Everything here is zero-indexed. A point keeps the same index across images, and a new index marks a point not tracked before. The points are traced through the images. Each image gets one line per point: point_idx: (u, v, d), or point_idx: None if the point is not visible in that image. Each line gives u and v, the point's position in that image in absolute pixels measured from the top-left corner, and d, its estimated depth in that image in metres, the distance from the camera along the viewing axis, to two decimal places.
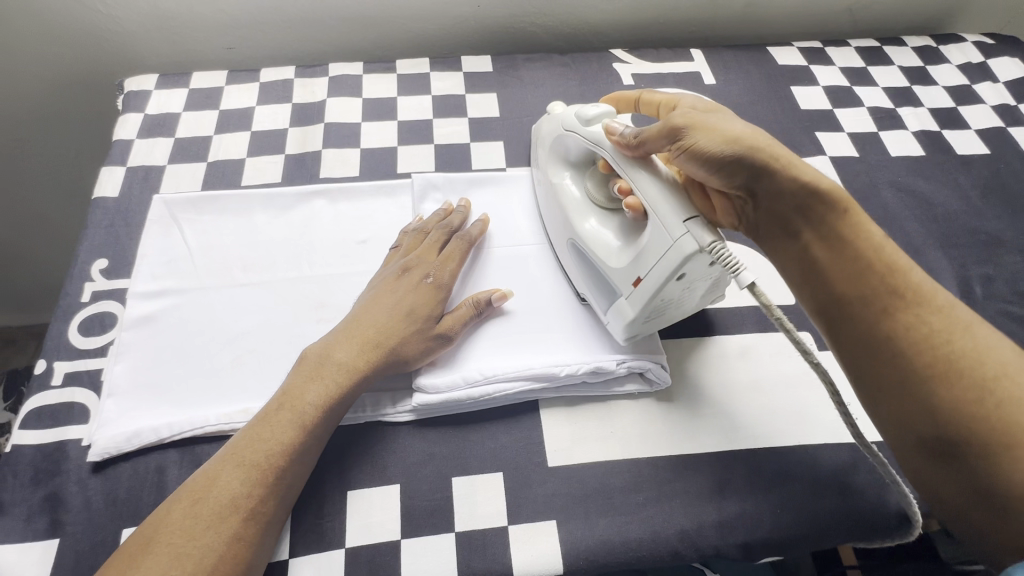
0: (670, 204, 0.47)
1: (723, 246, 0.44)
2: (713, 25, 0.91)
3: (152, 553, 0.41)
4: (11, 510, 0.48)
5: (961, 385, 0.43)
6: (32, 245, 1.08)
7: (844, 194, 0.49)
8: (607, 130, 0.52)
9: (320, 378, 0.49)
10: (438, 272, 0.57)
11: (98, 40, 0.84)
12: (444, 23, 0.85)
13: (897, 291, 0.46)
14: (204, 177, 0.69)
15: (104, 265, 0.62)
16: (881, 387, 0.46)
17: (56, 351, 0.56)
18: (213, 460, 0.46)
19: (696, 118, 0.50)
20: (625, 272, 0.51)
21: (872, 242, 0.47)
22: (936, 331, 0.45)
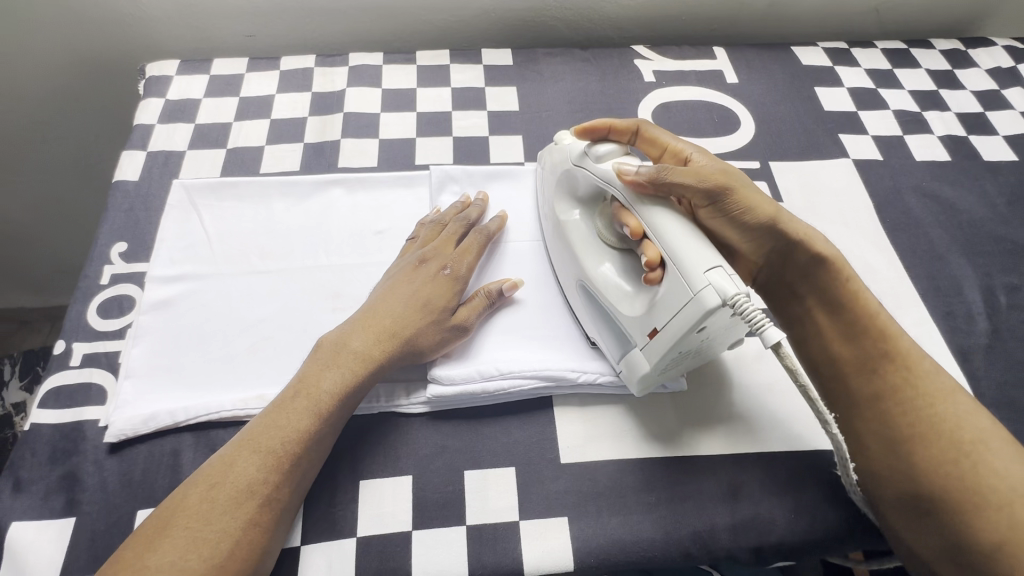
0: (696, 252, 0.44)
1: (747, 301, 0.41)
2: (737, 22, 0.90)
3: (171, 534, 0.41)
4: (29, 488, 0.48)
5: (936, 445, 0.44)
6: (50, 226, 1.10)
7: (842, 257, 0.51)
8: (618, 171, 0.50)
9: (336, 367, 0.49)
10: (456, 264, 0.57)
11: (119, 24, 0.84)
12: (465, 15, 0.84)
13: (887, 356, 0.48)
14: (223, 163, 0.69)
15: (123, 248, 0.62)
16: (860, 442, 0.47)
17: (75, 332, 0.56)
18: (228, 446, 0.46)
19: (728, 175, 0.50)
20: (639, 321, 0.48)
21: (871, 308, 0.49)
22: (917, 394, 0.46)
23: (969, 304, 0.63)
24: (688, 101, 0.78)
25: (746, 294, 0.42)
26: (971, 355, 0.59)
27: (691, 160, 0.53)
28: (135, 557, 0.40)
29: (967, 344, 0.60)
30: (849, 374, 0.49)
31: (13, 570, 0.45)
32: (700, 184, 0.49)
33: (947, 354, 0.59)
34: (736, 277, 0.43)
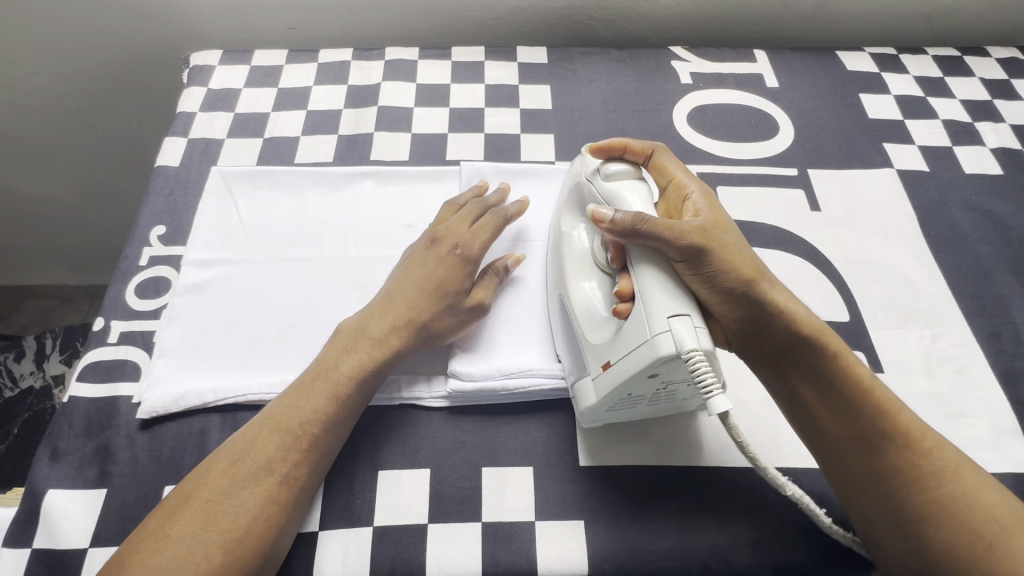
0: (667, 295, 0.43)
1: (702, 360, 0.41)
2: (779, 25, 0.87)
3: (191, 507, 0.42)
4: (65, 457, 0.50)
5: (953, 528, 0.42)
6: (95, 208, 1.15)
7: (825, 329, 0.49)
8: (595, 215, 0.47)
9: (355, 350, 0.50)
10: (468, 244, 0.56)
11: (168, 15, 0.87)
12: (503, 11, 0.84)
13: (886, 435, 0.45)
14: (260, 152, 0.70)
15: (161, 232, 0.64)
16: (869, 516, 0.45)
17: (114, 310, 0.58)
18: (250, 424, 0.47)
19: (712, 238, 0.46)
20: (596, 351, 0.48)
21: (862, 385, 0.47)
22: (926, 474, 0.44)
23: (1017, 325, 0.60)
24: (726, 104, 0.77)
25: (704, 352, 0.41)
26: (1018, 380, 0.56)
27: (688, 200, 0.51)
28: (158, 526, 0.42)
29: (1013, 367, 0.57)
30: (843, 449, 0.47)
31: (47, 535, 0.47)
32: (680, 241, 0.45)
33: (991, 377, 0.56)
34: (700, 330, 0.42)
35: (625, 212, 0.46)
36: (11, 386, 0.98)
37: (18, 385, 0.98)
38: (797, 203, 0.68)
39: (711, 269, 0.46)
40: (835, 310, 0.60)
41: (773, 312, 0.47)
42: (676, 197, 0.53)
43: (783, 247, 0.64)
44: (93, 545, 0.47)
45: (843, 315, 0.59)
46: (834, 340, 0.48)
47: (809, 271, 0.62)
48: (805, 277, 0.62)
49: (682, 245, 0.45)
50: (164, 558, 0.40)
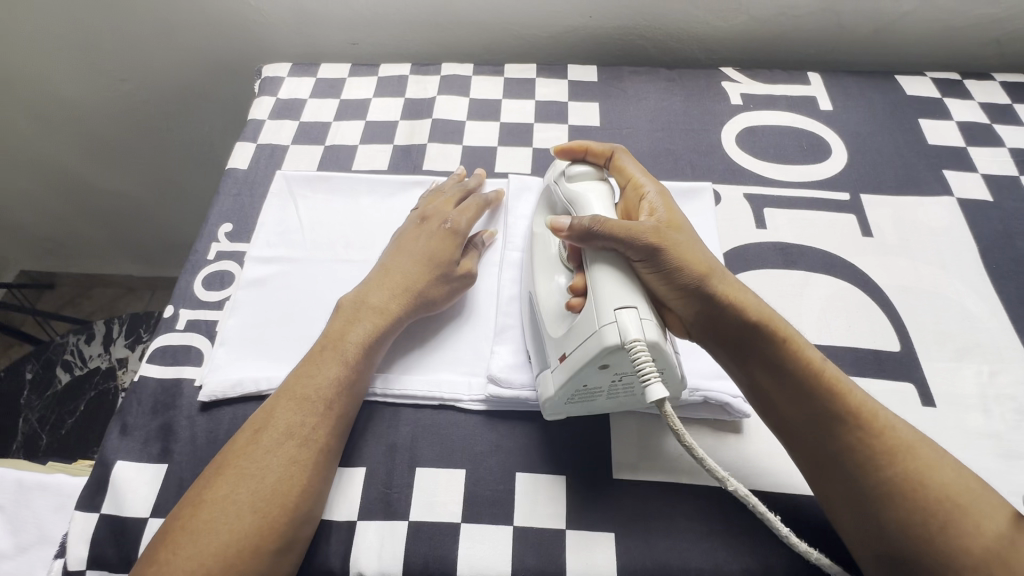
0: (617, 291, 0.46)
1: (643, 350, 0.43)
2: (835, 47, 0.86)
3: (226, 474, 0.45)
4: (133, 432, 0.55)
5: (907, 505, 0.42)
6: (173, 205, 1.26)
7: (770, 311, 0.49)
8: (552, 224, 0.51)
9: (358, 320, 0.55)
10: (456, 219, 0.62)
11: (245, 31, 0.94)
12: (556, 31, 0.87)
13: (839, 417, 0.45)
14: (321, 159, 0.75)
15: (228, 229, 0.69)
16: (830, 498, 0.45)
17: (183, 299, 0.63)
18: (270, 399, 0.51)
19: (664, 234, 0.49)
20: (556, 343, 0.50)
21: (811, 366, 0.47)
22: (875, 455, 0.44)
23: None
24: (777, 126, 0.76)
25: (647, 343, 0.43)
26: None
27: (646, 199, 0.55)
28: (197, 494, 0.45)
29: None
30: (800, 436, 0.47)
31: (114, 503, 0.51)
32: (634, 240, 0.48)
33: None
34: (645, 323, 0.44)
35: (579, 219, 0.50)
36: (80, 365, 1.06)
37: (87, 365, 1.06)
38: (848, 228, 0.66)
39: (666, 262, 0.48)
40: (885, 339, 0.58)
41: (725, 302, 0.49)
42: (634, 196, 0.56)
43: (830, 272, 0.63)
44: (153, 515, 0.50)
45: (894, 346, 0.58)
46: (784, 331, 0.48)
47: (856, 297, 0.61)
48: (852, 302, 0.61)
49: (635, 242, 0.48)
50: (202, 520, 0.43)
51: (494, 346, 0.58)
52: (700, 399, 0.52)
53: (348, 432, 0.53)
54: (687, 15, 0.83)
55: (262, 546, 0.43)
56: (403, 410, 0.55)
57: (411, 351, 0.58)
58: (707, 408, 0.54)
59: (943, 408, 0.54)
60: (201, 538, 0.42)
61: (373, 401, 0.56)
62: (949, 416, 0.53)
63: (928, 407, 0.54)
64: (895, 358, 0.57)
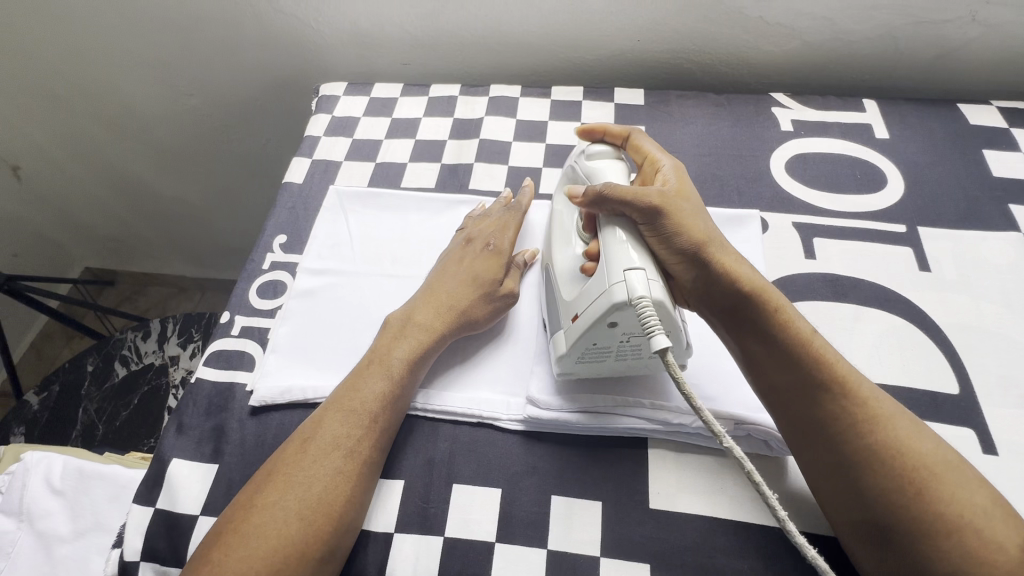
0: (626, 254, 0.48)
1: (649, 306, 0.44)
2: (893, 74, 0.84)
3: (274, 482, 0.47)
4: (188, 431, 0.58)
5: (885, 471, 0.42)
6: (229, 211, 1.34)
7: (765, 280, 0.50)
8: (568, 193, 0.54)
9: (405, 337, 0.56)
10: (499, 241, 0.64)
11: (305, 51, 0.99)
12: (604, 54, 0.88)
13: (823, 384, 0.45)
14: (371, 175, 0.78)
15: (283, 240, 0.72)
16: (812, 465, 0.46)
17: (240, 306, 0.66)
18: (317, 411, 0.52)
19: (669, 200, 0.50)
20: (567, 305, 0.52)
21: (801, 335, 0.47)
22: (859, 422, 0.44)
23: None
24: (830, 153, 0.75)
25: (653, 301, 0.45)
26: None
27: (660, 172, 0.56)
28: (247, 501, 0.47)
29: None
30: (789, 402, 0.47)
31: (169, 498, 0.53)
32: (640, 203, 0.50)
33: None
34: (652, 283, 0.46)
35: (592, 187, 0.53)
36: (136, 360, 1.12)
37: (142, 360, 1.12)
38: (904, 262, 0.64)
39: (666, 227, 0.50)
40: (942, 381, 0.56)
41: (718, 270, 0.49)
42: (650, 170, 0.58)
43: (883, 306, 0.61)
44: (203, 513, 0.53)
45: (953, 388, 0.55)
46: (776, 299, 0.49)
47: (911, 334, 0.59)
48: (906, 339, 0.58)
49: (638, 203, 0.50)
50: (254, 525, 0.45)
51: (534, 366, 0.58)
52: (744, 433, 0.52)
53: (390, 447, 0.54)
54: (738, 40, 0.83)
55: (308, 551, 0.45)
56: (442, 425, 0.56)
57: (453, 368, 0.59)
58: (750, 442, 0.53)
59: (1008, 458, 0.51)
60: (250, 541, 0.44)
61: (415, 415, 0.57)
62: (1015, 467, 0.50)
63: (990, 455, 0.51)
64: (954, 402, 0.54)
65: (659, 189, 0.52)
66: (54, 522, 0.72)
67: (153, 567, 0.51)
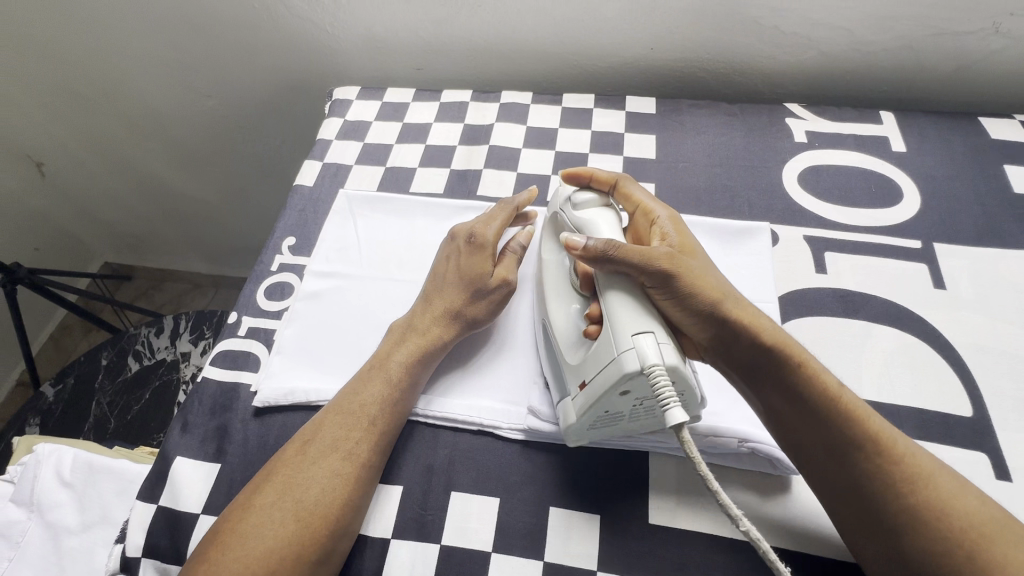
0: (634, 317, 0.46)
1: (662, 373, 0.42)
2: (911, 86, 0.82)
3: (272, 483, 0.48)
4: (193, 430, 0.58)
5: (933, 536, 0.41)
6: (244, 210, 1.37)
7: (787, 335, 0.48)
8: (567, 245, 0.50)
9: (404, 343, 0.56)
10: (481, 229, 0.62)
11: (319, 54, 1.00)
12: (616, 62, 0.87)
13: (857, 444, 0.44)
14: (381, 180, 0.78)
15: (292, 242, 0.73)
16: (853, 526, 0.44)
17: (247, 307, 0.67)
18: (318, 415, 0.53)
19: (678, 260, 0.48)
20: (574, 370, 0.50)
21: (828, 392, 0.46)
22: (898, 482, 0.43)
23: None
24: (844, 166, 0.73)
25: (666, 367, 0.43)
26: None
27: (657, 224, 0.56)
28: (246, 499, 0.48)
29: None
30: (820, 463, 0.46)
31: (171, 496, 0.54)
32: (646, 265, 0.48)
33: None
34: (663, 347, 0.44)
35: (594, 240, 0.50)
36: (149, 355, 1.14)
37: (155, 356, 1.14)
38: (918, 278, 0.63)
39: (679, 288, 0.48)
40: (956, 403, 0.54)
41: (739, 328, 0.48)
42: (645, 221, 0.57)
43: (896, 324, 0.59)
44: (204, 512, 0.53)
45: (965, 410, 0.54)
46: (798, 355, 0.47)
47: (924, 354, 0.57)
48: (918, 359, 0.57)
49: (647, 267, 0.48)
50: (252, 524, 0.45)
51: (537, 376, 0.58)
52: (749, 450, 0.50)
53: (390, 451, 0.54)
54: (753, 49, 0.82)
55: (303, 553, 0.45)
56: (442, 432, 0.56)
57: (454, 373, 0.59)
58: (755, 461, 0.52)
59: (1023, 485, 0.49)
60: (248, 540, 0.45)
61: (415, 421, 0.57)
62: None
63: (1004, 481, 0.50)
64: (967, 425, 0.53)
65: (665, 247, 0.50)
66: (62, 513, 0.73)
67: (154, 564, 0.51)
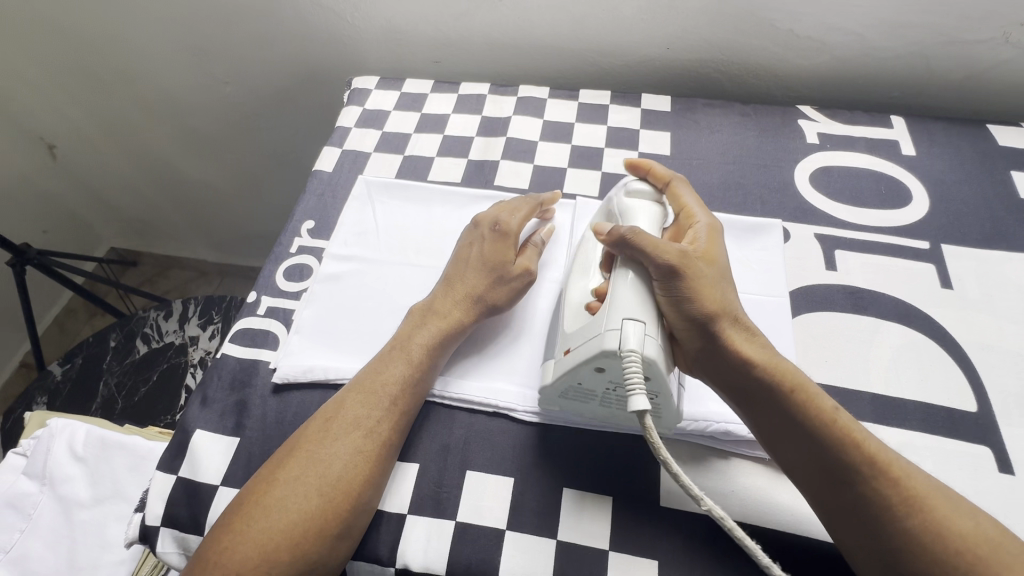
0: (631, 301, 0.48)
1: (635, 361, 0.45)
2: (922, 92, 0.84)
3: (297, 456, 0.49)
4: (212, 404, 0.59)
5: (928, 559, 0.41)
6: (256, 198, 1.37)
7: (778, 356, 0.50)
8: (596, 227, 0.55)
9: (427, 325, 0.58)
10: (507, 220, 0.63)
11: (338, 44, 1.01)
12: (633, 60, 0.89)
13: (853, 468, 0.44)
14: (399, 168, 0.79)
15: (311, 226, 0.74)
16: (852, 549, 0.44)
17: (266, 288, 0.68)
18: (342, 392, 0.54)
19: (687, 261, 0.50)
20: (566, 337, 0.52)
21: (823, 414, 0.46)
22: (895, 505, 0.43)
23: None
24: (854, 167, 0.75)
25: (642, 357, 0.45)
26: None
27: (693, 228, 0.56)
28: (270, 473, 0.48)
29: None
30: (816, 483, 0.46)
31: (190, 467, 0.55)
32: (656, 257, 0.49)
33: None
34: (648, 339, 0.46)
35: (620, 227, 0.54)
36: (157, 338, 1.15)
37: (163, 339, 1.14)
38: (926, 278, 0.64)
39: (679, 288, 0.49)
40: (962, 398, 0.55)
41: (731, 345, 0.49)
42: (685, 224, 0.57)
43: (904, 321, 0.61)
44: (223, 484, 0.54)
45: (970, 406, 0.55)
46: (792, 375, 0.48)
47: (931, 351, 0.58)
48: (925, 356, 0.58)
49: (654, 258, 0.49)
50: (278, 496, 0.47)
51: None
52: None
53: (408, 430, 0.55)
54: (767, 52, 0.83)
55: (325, 528, 0.46)
56: (458, 413, 0.57)
57: (470, 357, 0.60)
58: (764, 447, 0.53)
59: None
60: (272, 513, 0.46)
61: (432, 402, 0.58)
62: None
63: (1007, 475, 0.51)
64: (972, 419, 0.54)
65: (681, 247, 0.51)
66: (74, 487, 0.74)
67: (174, 533, 0.53)
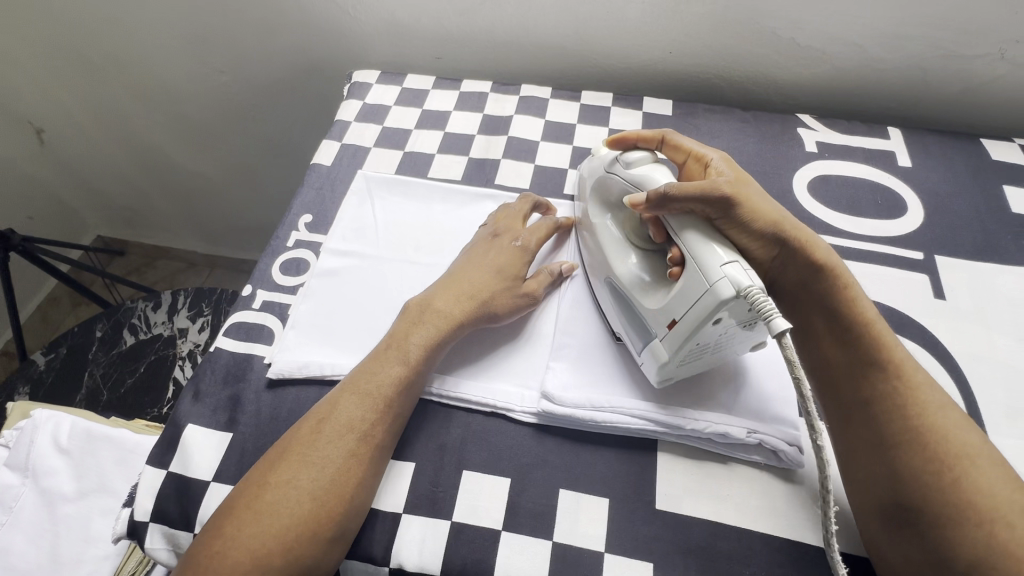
0: (711, 250, 0.47)
1: (760, 293, 0.43)
2: (918, 105, 0.85)
3: (287, 459, 0.48)
4: (205, 399, 0.58)
5: (923, 456, 0.44)
6: (251, 190, 1.36)
7: (840, 261, 0.52)
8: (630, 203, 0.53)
9: (422, 325, 0.57)
10: (526, 239, 0.65)
11: (340, 37, 1.00)
12: (635, 63, 0.89)
13: (879, 365, 0.48)
14: (399, 163, 0.79)
15: (308, 220, 0.73)
16: (853, 444, 0.48)
17: (262, 281, 0.67)
18: (332, 394, 0.53)
19: (739, 189, 0.51)
20: (660, 312, 0.50)
21: (864, 317, 0.50)
22: (910, 403, 0.46)
23: None
24: (852, 177, 0.76)
25: (760, 288, 0.44)
26: None
27: (712, 164, 0.57)
28: (261, 475, 0.48)
29: None
30: (841, 380, 0.50)
31: (182, 461, 0.54)
32: (709, 196, 0.50)
33: None
34: (751, 273, 0.45)
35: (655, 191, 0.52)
36: (145, 329, 1.13)
37: (151, 330, 1.13)
38: (919, 288, 0.65)
39: (740, 215, 0.51)
40: None
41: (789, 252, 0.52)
42: (697, 166, 0.59)
43: (899, 330, 0.62)
44: (215, 480, 0.53)
45: None
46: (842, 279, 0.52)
47: (924, 361, 0.59)
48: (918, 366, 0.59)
49: (706, 195, 0.50)
50: (269, 498, 0.46)
51: (551, 361, 0.59)
52: (756, 442, 0.52)
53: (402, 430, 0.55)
54: (768, 60, 0.84)
55: (318, 529, 0.46)
56: (455, 412, 0.57)
57: (468, 359, 0.60)
58: (759, 450, 0.54)
59: None
60: (263, 517, 0.45)
61: (430, 401, 0.58)
62: None
63: None
64: None
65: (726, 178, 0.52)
66: (58, 480, 0.73)
67: (162, 530, 0.52)
